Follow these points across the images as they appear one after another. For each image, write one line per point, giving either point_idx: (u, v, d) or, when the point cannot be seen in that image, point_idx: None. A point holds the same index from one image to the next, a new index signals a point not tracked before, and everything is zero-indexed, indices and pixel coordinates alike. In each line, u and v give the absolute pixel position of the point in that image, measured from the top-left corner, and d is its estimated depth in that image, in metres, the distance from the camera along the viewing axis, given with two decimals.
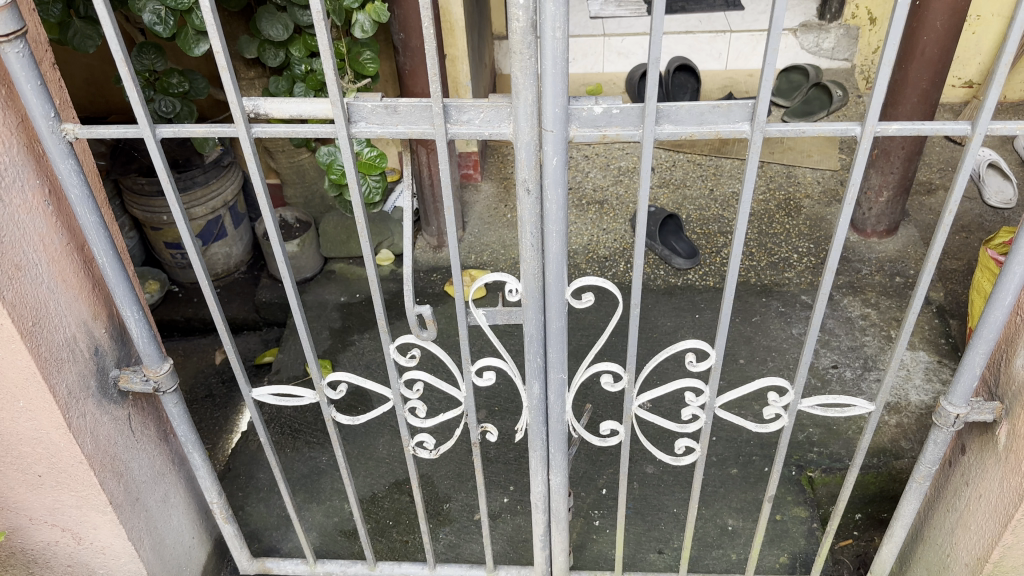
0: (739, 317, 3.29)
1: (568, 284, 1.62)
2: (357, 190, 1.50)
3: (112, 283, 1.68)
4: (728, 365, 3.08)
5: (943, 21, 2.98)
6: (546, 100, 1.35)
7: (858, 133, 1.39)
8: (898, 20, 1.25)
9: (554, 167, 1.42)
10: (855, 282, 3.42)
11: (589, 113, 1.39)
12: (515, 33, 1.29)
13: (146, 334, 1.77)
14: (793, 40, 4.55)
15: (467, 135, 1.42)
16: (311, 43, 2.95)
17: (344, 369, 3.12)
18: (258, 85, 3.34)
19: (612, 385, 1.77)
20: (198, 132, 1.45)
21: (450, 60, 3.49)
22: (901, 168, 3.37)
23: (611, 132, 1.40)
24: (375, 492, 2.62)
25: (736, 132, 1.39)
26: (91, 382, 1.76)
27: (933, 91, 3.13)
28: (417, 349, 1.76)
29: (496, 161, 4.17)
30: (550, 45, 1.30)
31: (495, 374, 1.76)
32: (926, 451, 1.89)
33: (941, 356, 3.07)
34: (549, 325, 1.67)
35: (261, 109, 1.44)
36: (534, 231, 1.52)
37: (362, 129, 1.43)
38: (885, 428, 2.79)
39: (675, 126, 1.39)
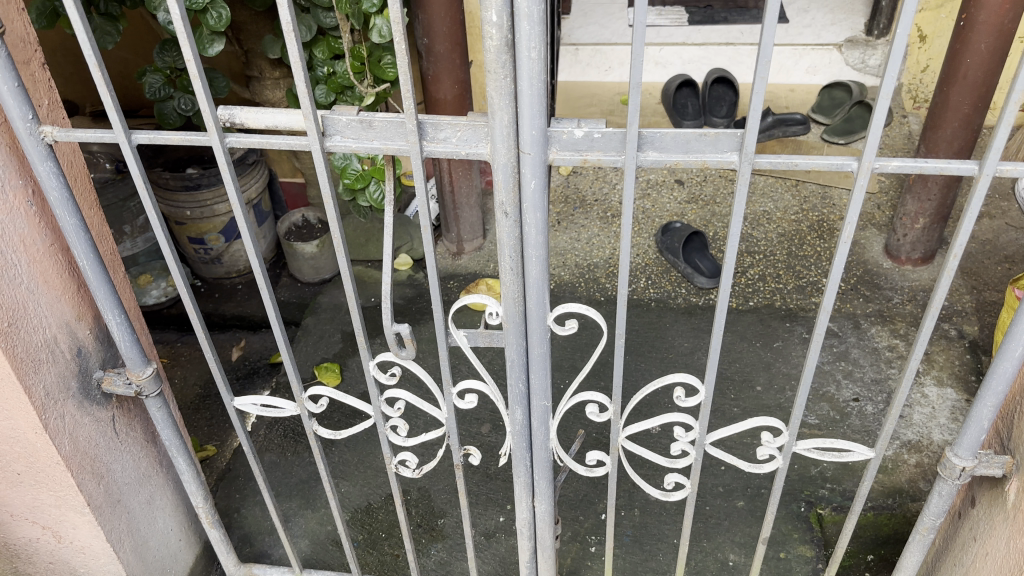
0: (760, 341, 3.19)
1: (551, 310, 1.55)
2: (331, 207, 1.45)
3: (93, 286, 1.67)
4: (745, 393, 2.98)
5: (988, 44, 2.83)
6: (524, 121, 1.28)
7: (855, 168, 1.30)
8: (897, 50, 1.17)
9: (533, 190, 1.36)
10: (885, 311, 3.28)
11: (569, 137, 1.33)
12: (490, 51, 1.23)
13: (128, 337, 1.75)
14: (838, 56, 4.43)
15: (443, 154, 1.37)
16: (334, 45, 2.95)
17: (353, 374, 3.09)
18: (283, 85, 3.31)
19: (598, 416, 1.70)
20: (174, 140, 1.42)
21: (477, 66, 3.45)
22: (939, 194, 3.22)
23: (593, 157, 1.34)
24: (370, 502, 2.59)
25: (724, 163, 1.31)
26: (72, 384, 1.75)
27: (977, 116, 2.98)
28: (398, 366, 1.70)
29: None
30: (526, 65, 1.23)
31: (476, 398, 1.71)
32: (930, 504, 1.78)
33: (969, 394, 2.93)
34: (530, 351, 1.60)
35: (237, 118, 1.40)
36: (513, 254, 1.46)
37: (337, 142, 1.38)
38: (903, 468, 2.67)
39: (659, 154, 1.32)
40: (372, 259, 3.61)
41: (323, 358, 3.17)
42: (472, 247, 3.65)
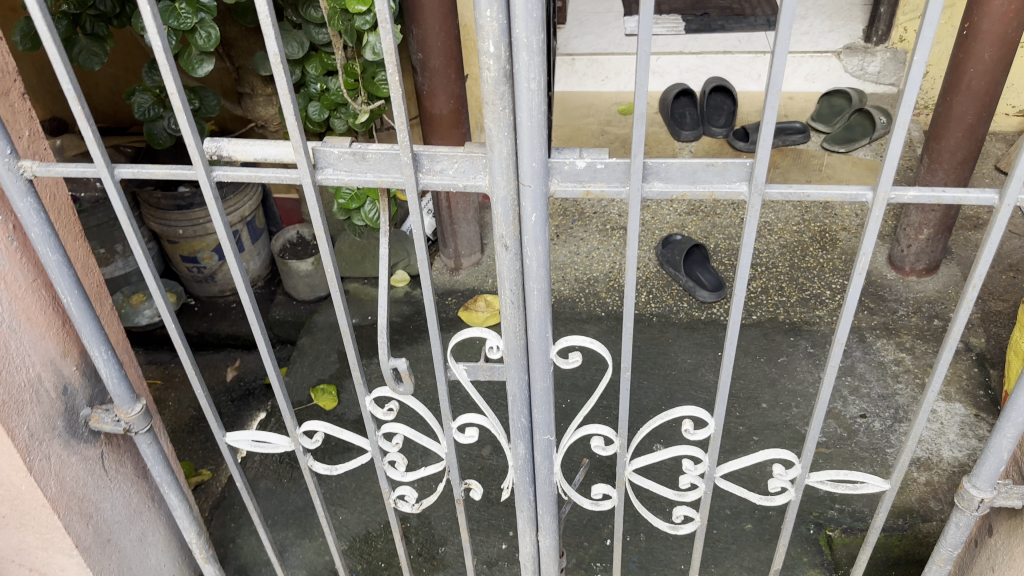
0: (764, 357, 3.14)
1: (553, 343, 1.50)
2: (324, 241, 1.39)
3: (78, 323, 1.61)
4: (749, 410, 2.93)
5: (992, 53, 2.77)
6: (524, 154, 1.23)
7: (869, 199, 1.24)
8: (913, 79, 1.12)
9: (534, 223, 1.31)
10: (890, 323, 3.24)
11: (571, 167, 1.28)
12: (487, 82, 1.17)
13: (116, 374, 1.69)
14: (837, 63, 4.39)
15: (440, 186, 1.31)
16: (327, 62, 2.90)
17: (348, 396, 3.03)
18: (276, 101, 3.24)
19: (603, 450, 1.63)
20: (158, 174, 1.36)
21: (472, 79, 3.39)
22: (943, 206, 3.16)
23: (596, 188, 1.28)
24: (369, 530, 2.52)
25: (733, 194, 1.26)
26: (58, 423, 1.69)
27: (981, 125, 2.93)
28: (395, 401, 1.64)
29: None
30: (525, 96, 1.17)
31: (476, 433, 1.64)
32: (947, 534, 1.72)
33: (978, 409, 2.87)
34: (533, 385, 1.55)
35: (224, 151, 1.34)
36: (514, 287, 1.40)
37: (329, 175, 1.33)
38: (913, 487, 2.62)
39: (666, 184, 1.27)
40: (368, 276, 3.53)
41: (319, 380, 3.10)
42: (470, 262, 3.59)
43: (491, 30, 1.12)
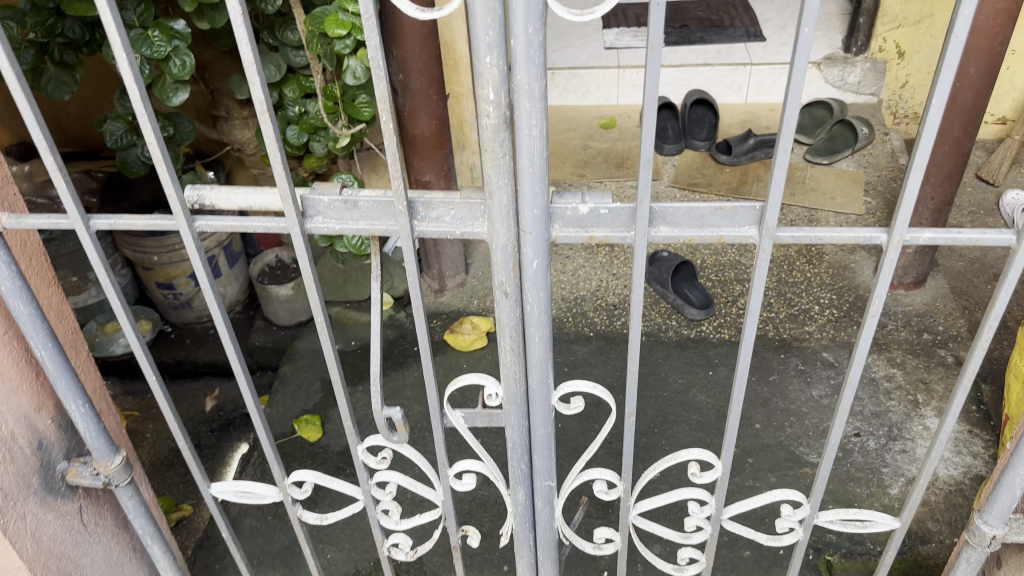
0: (756, 375, 3.10)
1: (555, 390, 1.44)
2: (314, 290, 1.33)
3: (53, 377, 1.53)
4: (743, 431, 2.89)
5: (977, 67, 2.75)
6: (524, 201, 1.17)
7: (883, 241, 1.20)
8: (931, 121, 1.10)
9: (535, 270, 1.25)
10: (880, 338, 3.22)
11: (573, 213, 1.22)
12: (486, 129, 1.11)
13: (94, 427, 1.61)
14: (817, 73, 4.41)
15: (436, 234, 1.25)
16: (305, 84, 2.80)
17: (333, 427, 2.95)
18: (252, 124, 3.15)
19: (606, 494, 1.58)
20: (136, 225, 1.29)
21: (454, 98, 3.33)
22: (930, 221, 3.12)
23: (599, 234, 1.23)
24: (359, 569, 2.45)
25: (742, 238, 1.21)
26: (34, 480, 1.61)
27: (966, 139, 2.92)
28: (389, 449, 1.58)
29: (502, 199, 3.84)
30: (526, 143, 1.11)
31: (474, 480, 1.58)
32: (956, 568, 1.69)
33: (972, 425, 2.85)
34: (533, 432, 1.49)
35: (207, 199, 1.28)
36: (514, 334, 1.34)
37: (318, 224, 1.26)
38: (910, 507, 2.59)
39: (672, 229, 1.22)
40: (351, 300, 3.44)
41: (303, 410, 3.02)
42: (455, 282, 3.53)
43: (490, 77, 1.06)
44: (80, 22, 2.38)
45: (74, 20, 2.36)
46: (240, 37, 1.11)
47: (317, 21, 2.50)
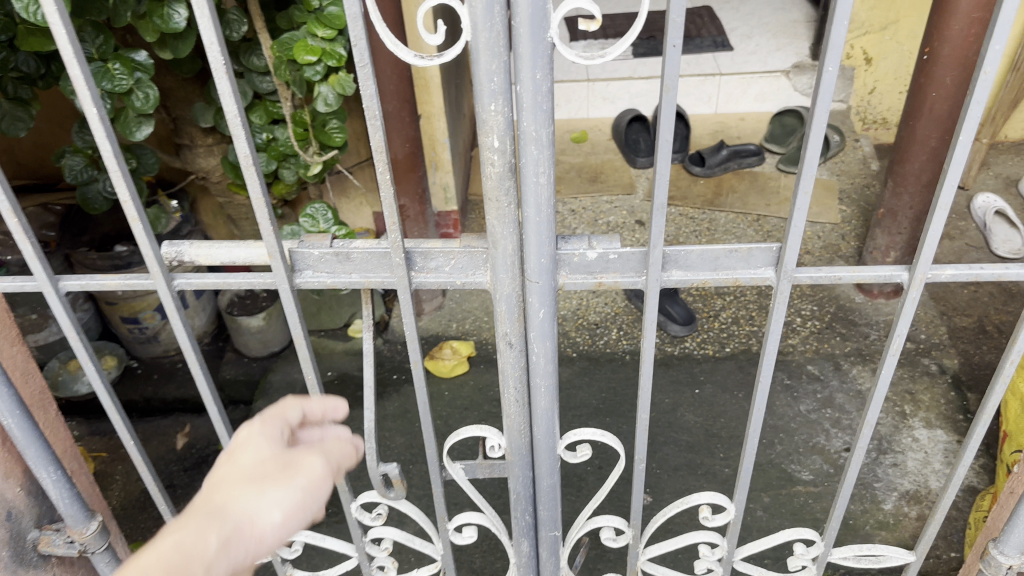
0: (742, 392, 3.05)
1: (561, 438, 1.37)
2: (302, 343, 1.27)
3: (23, 444, 1.43)
4: (733, 450, 2.84)
5: (953, 77, 2.74)
6: (530, 249, 1.10)
7: (903, 279, 1.17)
8: (958, 159, 1.07)
9: (541, 320, 1.18)
10: (864, 349, 3.20)
11: (581, 259, 1.15)
12: (490, 179, 1.04)
13: (68, 493, 1.52)
14: (786, 82, 4.38)
15: (436, 284, 1.17)
16: (272, 110, 2.69)
17: None
18: (218, 151, 3.04)
19: (614, 541, 1.52)
20: (110, 285, 1.21)
21: (425, 117, 3.25)
22: (909, 228, 3.13)
23: (608, 279, 1.17)
24: None
25: (758, 280, 1.16)
26: (4, 554, 1.49)
27: (944, 148, 2.91)
28: (384, 505, 1.50)
29: (478, 218, 3.81)
30: (533, 191, 1.05)
31: (474, 532, 1.51)
32: None
33: (960, 435, 2.83)
34: (538, 482, 1.42)
35: (186, 256, 1.19)
36: (519, 385, 1.27)
37: (307, 278, 1.18)
38: (905, 522, 2.56)
39: (684, 272, 1.16)
40: (325, 329, 3.34)
41: None
42: (432, 306, 3.45)
43: (495, 124, 0.99)
44: (35, 55, 2.27)
45: (28, 53, 2.26)
46: (223, 90, 1.08)
47: (285, 47, 2.42)
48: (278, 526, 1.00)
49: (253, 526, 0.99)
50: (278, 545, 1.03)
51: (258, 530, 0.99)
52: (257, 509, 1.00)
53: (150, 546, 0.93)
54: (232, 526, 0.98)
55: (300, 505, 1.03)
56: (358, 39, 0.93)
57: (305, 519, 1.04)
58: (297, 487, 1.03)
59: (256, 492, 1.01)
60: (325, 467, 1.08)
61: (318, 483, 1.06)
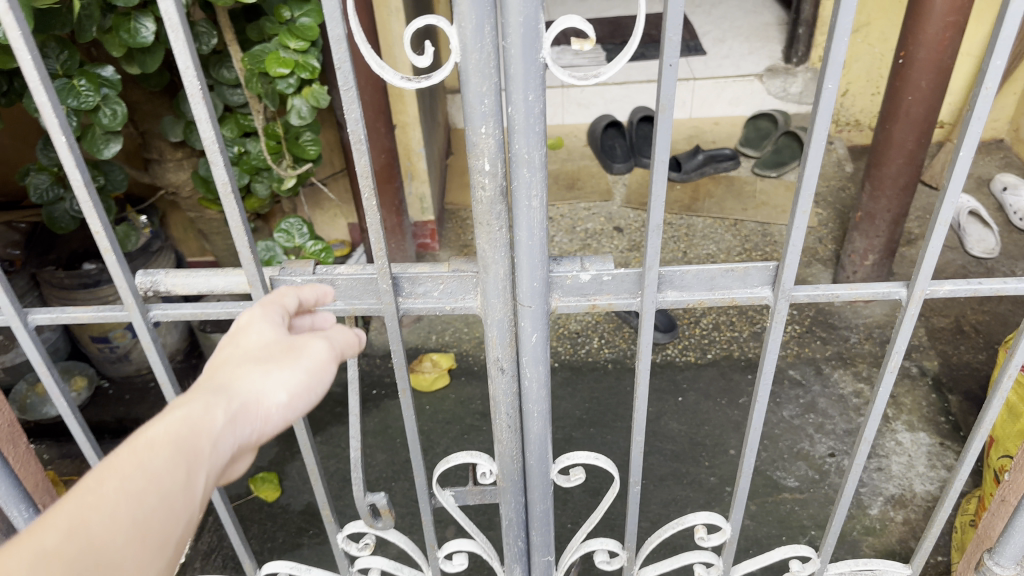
0: (725, 398, 3.04)
1: (553, 462, 1.33)
2: None
3: None
4: (718, 458, 2.82)
5: (928, 80, 2.75)
6: (522, 273, 1.07)
7: (901, 295, 1.16)
8: (958, 175, 1.07)
9: (534, 344, 1.15)
10: (844, 353, 3.20)
11: (574, 281, 1.12)
12: (481, 203, 1.00)
13: None
14: (759, 86, 4.39)
15: (424, 310, 1.14)
16: (244, 123, 2.63)
17: (292, 484, 2.78)
18: (188, 166, 2.97)
19: (608, 564, 1.49)
20: (81, 317, 1.18)
21: (400, 127, 3.21)
22: (887, 231, 3.13)
23: (602, 302, 1.13)
24: None
25: (754, 299, 1.14)
26: None
27: (920, 151, 2.92)
28: (371, 535, 1.46)
29: (455, 227, 3.76)
30: (525, 215, 1.01)
31: (465, 560, 1.47)
32: None
33: (943, 437, 2.84)
34: (531, 508, 1.38)
35: (161, 285, 1.15)
36: (511, 411, 1.24)
37: None
38: (891, 527, 2.56)
39: (680, 293, 1.13)
40: None
41: (258, 468, 2.84)
42: (410, 319, 3.40)
43: (486, 147, 0.96)
44: None
45: None
46: (199, 115, 1.06)
47: (256, 60, 2.36)
48: (286, 407, 0.90)
49: (260, 406, 0.88)
50: (280, 428, 0.92)
51: (264, 410, 0.88)
52: (263, 387, 0.89)
53: (152, 418, 0.80)
54: (239, 404, 0.86)
55: (308, 387, 0.92)
56: (342, 62, 0.90)
57: (310, 402, 0.93)
58: (306, 369, 0.93)
59: (263, 371, 0.90)
60: (331, 350, 0.97)
61: (326, 366, 0.95)
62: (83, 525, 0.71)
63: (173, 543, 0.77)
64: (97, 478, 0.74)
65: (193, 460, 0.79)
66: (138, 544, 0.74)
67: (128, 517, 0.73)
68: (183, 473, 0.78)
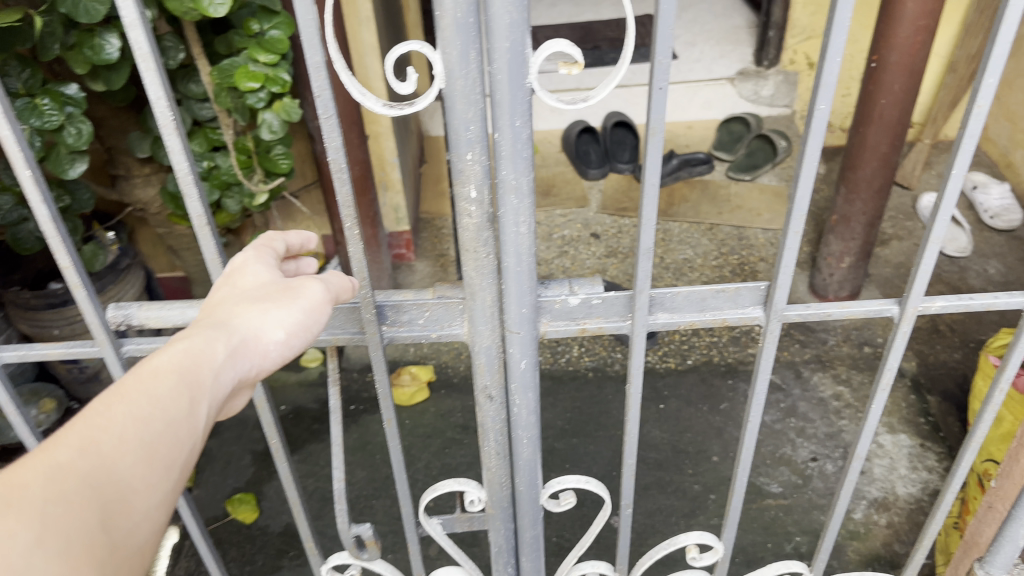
0: (707, 405, 3.03)
1: (543, 487, 1.30)
2: None
3: None
4: (701, 466, 2.80)
5: (901, 83, 2.76)
6: (510, 300, 1.04)
7: (894, 312, 1.16)
8: (950, 192, 1.07)
9: (523, 371, 1.12)
10: (823, 356, 3.21)
11: (563, 305, 1.09)
12: (467, 229, 0.98)
13: None
14: (731, 89, 4.41)
15: (409, 338, 1.11)
16: (214, 137, 2.57)
17: (271, 505, 2.72)
18: (156, 181, 2.90)
19: None
20: (52, 353, 1.18)
21: (373, 138, 3.17)
22: (863, 234, 3.15)
23: (592, 325, 1.11)
24: None
25: (746, 319, 1.12)
26: None
27: (894, 154, 2.94)
28: (356, 567, 1.43)
29: (430, 236, 3.72)
30: (512, 240, 0.99)
31: None
32: None
33: (923, 438, 2.85)
34: (521, 534, 1.35)
35: (134, 319, 1.14)
36: (500, 438, 1.21)
37: None
38: (875, 531, 2.56)
39: (671, 315, 1.11)
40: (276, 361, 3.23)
41: (235, 489, 2.78)
42: None
43: (472, 173, 0.93)
44: None
45: None
46: (172, 147, 1.07)
47: (225, 75, 2.31)
48: (282, 343, 0.98)
49: (258, 341, 0.96)
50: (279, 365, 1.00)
51: (262, 345, 0.96)
52: (261, 325, 0.97)
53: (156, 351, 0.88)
54: (238, 339, 0.94)
55: (304, 325, 1.00)
56: (320, 90, 0.90)
57: (306, 339, 1.01)
58: (299, 308, 1.00)
59: (260, 310, 0.97)
60: (326, 292, 1.04)
61: (320, 306, 1.02)
62: (97, 438, 0.78)
63: (179, 461, 0.83)
64: (109, 399, 0.81)
65: (195, 388, 0.87)
66: (148, 458, 0.80)
67: (139, 432, 0.80)
68: (186, 400, 0.85)
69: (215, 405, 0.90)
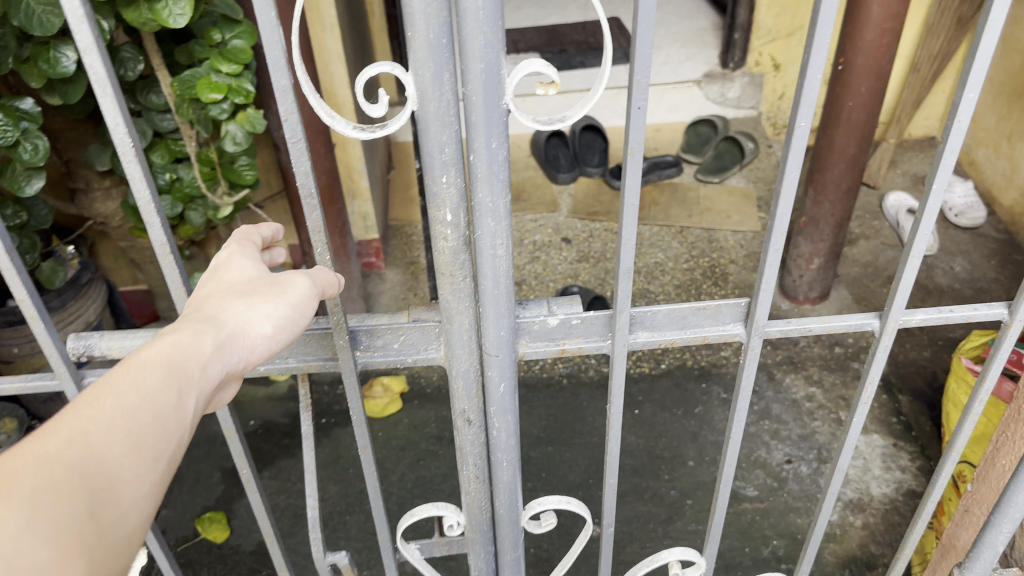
0: (681, 409, 3.02)
1: (524, 509, 1.28)
2: None
3: None
4: (677, 471, 2.79)
5: (867, 86, 2.79)
6: (488, 323, 1.01)
7: (874, 325, 1.16)
8: (930, 208, 1.06)
9: (501, 394, 1.09)
10: (795, 357, 3.22)
11: (542, 326, 1.06)
12: (442, 253, 0.95)
13: None
14: (698, 91, 4.42)
15: (384, 363, 1.08)
16: (175, 149, 2.51)
17: (242, 523, 2.67)
18: (116, 195, 2.83)
19: None
20: (10, 387, 1.15)
21: (340, 146, 3.13)
22: (831, 235, 3.16)
23: (572, 346, 1.08)
24: None
25: (727, 337, 1.10)
26: None
27: (861, 156, 2.96)
28: None
29: (400, 244, 3.68)
30: (489, 262, 0.96)
31: None
32: None
33: (896, 438, 2.87)
34: (501, 557, 1.32)
35: (96, 350, 1.08)
36: (479, 462, 1.18)
37: None
38: (851, 533, 2.57)
39: (651, 333, 1.09)
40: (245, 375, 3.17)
41: (204, 508, 2.72)
42: None
43: (447, 196, 0.91)
44: None
45: None
46: (132, 174, 1.04)
47: (186, 86, 2.24)
48: (269, 337, 0.94)
49: (246, 334, 0.92)
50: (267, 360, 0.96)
51: (250, 339, 0.92)
52: (249, 318, 0.93)
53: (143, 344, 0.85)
54: (225, 333, 0.90)
55: (290, 319, 0.96)
56: (288, 114, 0.87)
57: (294, 334, 0.97)
58: (286, 301, 0.96)
59: (246, 304, 0.94)
60: (313, 286, 1.00)
61: (308, 299, 0.99)
62: (86, 428, 0.74)
63: (168, 454, 0.79)
64: (95, 391, 0.78)
65: (183, 380, 0.83)
66: (136, 451, 0.76)
67: (126, 423, 0.77)
68: (174, 392, 0.82)
69: (203, 398, 0.87)
